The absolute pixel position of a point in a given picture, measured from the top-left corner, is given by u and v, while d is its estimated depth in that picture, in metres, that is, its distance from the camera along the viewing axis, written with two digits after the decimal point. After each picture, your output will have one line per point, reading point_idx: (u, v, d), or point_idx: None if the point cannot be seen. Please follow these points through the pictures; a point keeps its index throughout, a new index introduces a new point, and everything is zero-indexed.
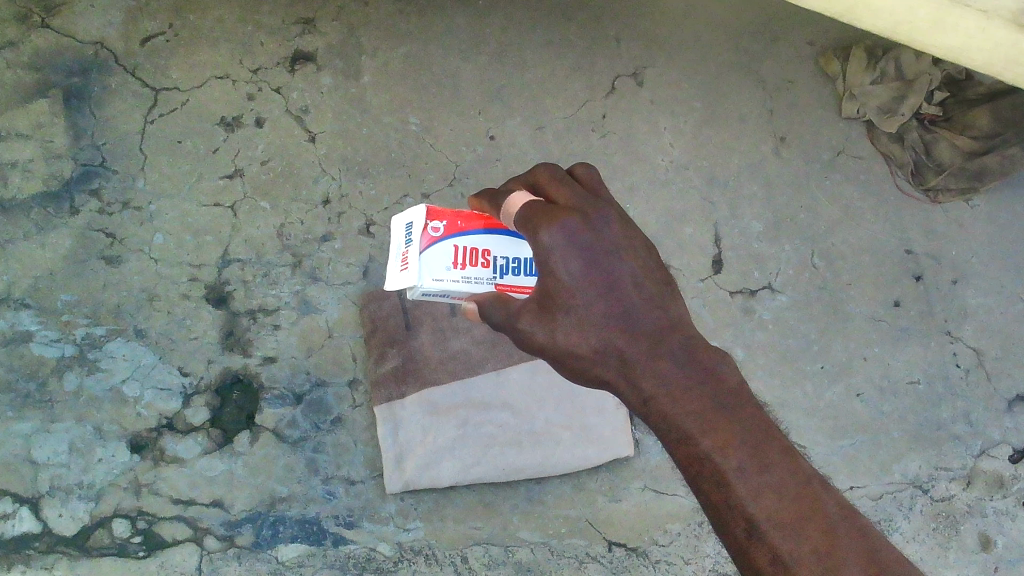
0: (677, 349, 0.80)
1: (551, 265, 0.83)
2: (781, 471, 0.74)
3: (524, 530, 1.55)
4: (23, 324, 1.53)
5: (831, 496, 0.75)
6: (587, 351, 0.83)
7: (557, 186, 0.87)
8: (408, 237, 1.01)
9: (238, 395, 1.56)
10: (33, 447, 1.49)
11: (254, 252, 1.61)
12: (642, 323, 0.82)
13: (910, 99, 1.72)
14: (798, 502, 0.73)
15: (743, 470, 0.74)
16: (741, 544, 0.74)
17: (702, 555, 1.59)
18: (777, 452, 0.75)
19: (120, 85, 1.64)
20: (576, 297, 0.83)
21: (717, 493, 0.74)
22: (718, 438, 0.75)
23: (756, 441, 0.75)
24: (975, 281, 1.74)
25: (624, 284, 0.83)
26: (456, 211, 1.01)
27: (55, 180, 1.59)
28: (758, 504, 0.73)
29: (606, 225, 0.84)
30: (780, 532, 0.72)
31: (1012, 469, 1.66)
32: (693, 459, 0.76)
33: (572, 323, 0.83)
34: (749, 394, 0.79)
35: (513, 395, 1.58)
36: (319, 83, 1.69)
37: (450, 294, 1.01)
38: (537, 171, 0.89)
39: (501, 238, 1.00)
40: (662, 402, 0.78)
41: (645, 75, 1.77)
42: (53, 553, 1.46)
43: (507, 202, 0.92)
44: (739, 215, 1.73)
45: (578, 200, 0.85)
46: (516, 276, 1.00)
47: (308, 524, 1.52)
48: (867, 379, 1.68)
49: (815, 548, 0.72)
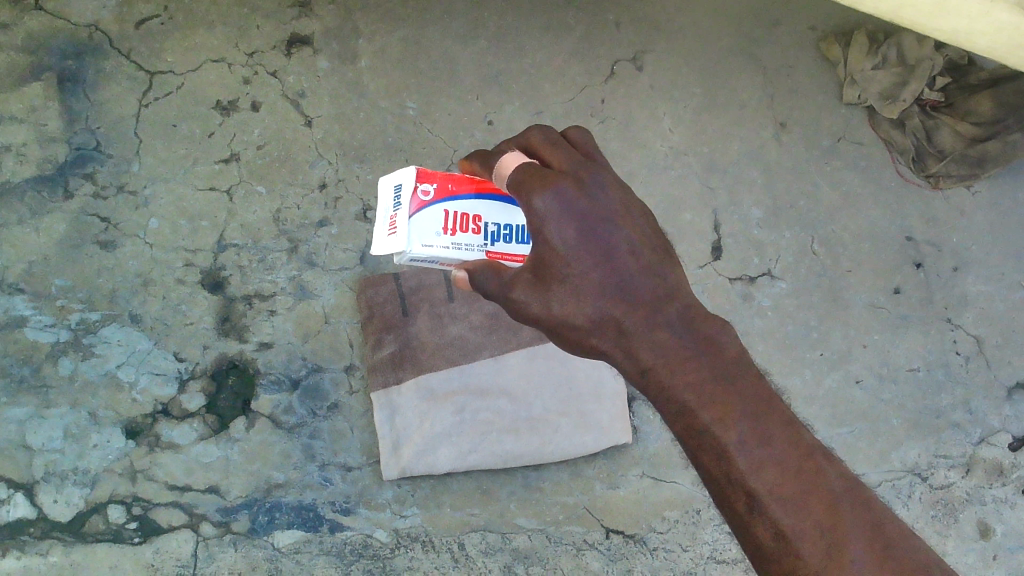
0: (675, 319, 0.80)
1: (544, 232, 0.82)
2: (783, 445, 0.73)
3: (521, 517, 1.54)
4: (17, 309, 1.53)
5: (835, 469, 0.74)
6: (583, 322, 0.82)
7: (551, 149, 0.87)
8: (396, 199, 0.99)
9: (233, 381, 1.54)
10: (28, 432, 1.49)
11: (250, 237, 1.60)
12: (640, 292, 0.81)
13: (912, 85, 1.69)
14: (801, 475, 0.72)
15: (745, 444, 0.72)
16: (742, 519, 0.72)
17: (701, 542, 1.58)
18: (779, 424, 0.74)
19: (115, 68, 1.62)
20: (571, 266, 0.82)
21: (717, 466, 0.73)
22: (718, 410, 0.74)
23: (757, 412, 0.74)
24: (976, 269, 1.73)
25: (621, 252, 0.82)
26: (446, 175, 1.00)
27: (49, 163, 1.58)
28: (761, 478, 0.71)
29: (599, 190, 0.84)
30: (782, 507, 0.71)
31: (1012, 456, 1.65)
32: (692, 432, 0.75)
33: (568, 293, 0.82)
34: (749, 365, 0.78)
35: (511, 381, 1.57)
36: (316, 66, 1.68)
37: (438, 261, 1.00)
38: (530, 135, 0.89)
39: (492, 204, 1.00)
40: (660, 372, 0.78)
41: (644, 60, 1.75)
42: (48, 538, 1.45)
43: (499, 164, 0.91)
44: (739, 202, 1.72)
45: (572, 163, 0.85)
46: (508, 244, 0.99)
47: (305, 511, 1.51)
48: (866, 366, 1.67)
49: (818, 522, 0.71)
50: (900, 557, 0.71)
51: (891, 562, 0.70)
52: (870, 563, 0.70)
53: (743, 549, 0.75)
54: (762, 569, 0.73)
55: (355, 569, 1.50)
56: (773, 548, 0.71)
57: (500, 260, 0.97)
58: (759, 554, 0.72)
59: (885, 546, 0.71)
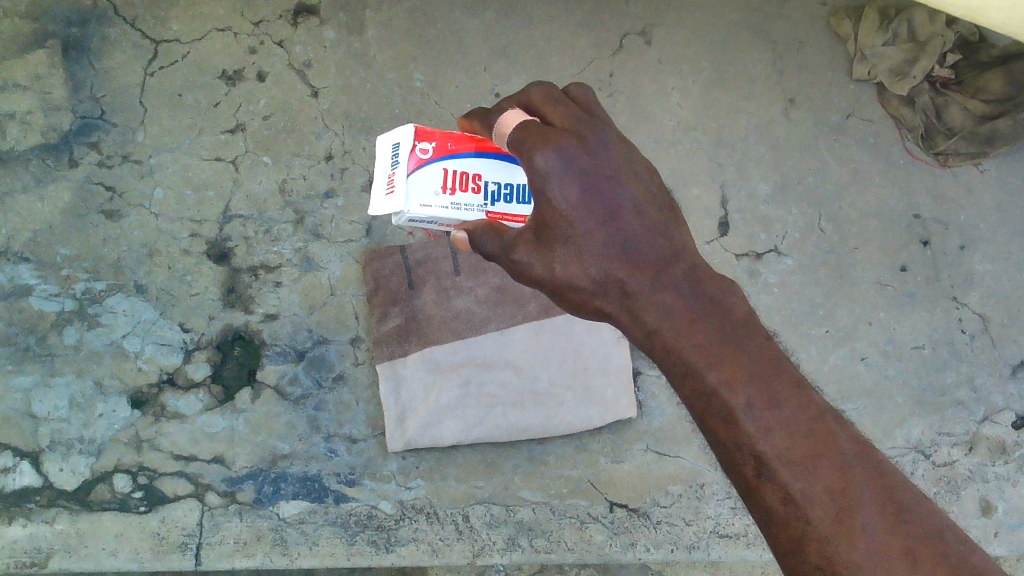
0: (682, 279, 0.80)
1: (547, 191, 0.83)
2: (792, 407, 0.72)
3: (525, 490, 1.54)
4: (22, 278, 1.52)
5: (845, 433, 0.73)
6: (587, 283, 0.82)
7: (552, 107, 0.88)
8: (395, 157, 1.00)
9: (239, 351, 1.54)
10: (33, 401, 1.49)
11: (255, 208, 1.59)
12: (644, 252, 0.81)
13: (922, 60, 1.68)
14: (810, 439, 0.71)
15: (753, 406, 0.72)
16: (750, 483, 0.72)
17: (704, 517, 1.58)
18: (787, 386, 0.73)
19: (120, 36, 1.61)
20: (575, 225, 0.82)
21: (724, 429, 0.73)
22: (726, 372, 0.73)
23: (765, 374, 0.73)
24: (983, 247, 1.73)
25: (624, 211, 0.83)
26: (446, 133, 1.00)
27: (53, 132, 1.57)
28: (770, 441, 0.71)
29: (603, 147, 0.85)
30: (790, 471, 0.70)
31: (1015, 435, 1.66)
32: (699, 394, 0.74)
33: (571, 254, 0.83)
34: (757, 326, 0.77)
35: (516, 354, 1.57)
36: (323, 36, 1.66)
37: (439, 221, 1.00)
38: (530, 93, 0.90)
39: (492, 163, 1.00)
40: (666, 334, 0.78)
41: (653, 33, 1.74)
42: (54, 507, 1.46)
43: (500, 121, 0.92)
44: (747, 178, 1.71)
45: (574, 121, 0.87)
46: (508, 205, 1.00)
47: (309, 482, 1.51)
48: (871, 344, 1.67)
49: (829, 486, 0.70)
50: (911, 522, 0.71)
51: (904, 526, 0.70)
52: (882, 527, 0.69)
53: (751, 515, 0.74)
54: (770, 536, 0.72)
55: (359, 540, 1.50)
56: (782, 514, 0.70)
57: (500, 221, 0.98)
58: (768, 521, 0.71)
59: (897, 510, 0.71)
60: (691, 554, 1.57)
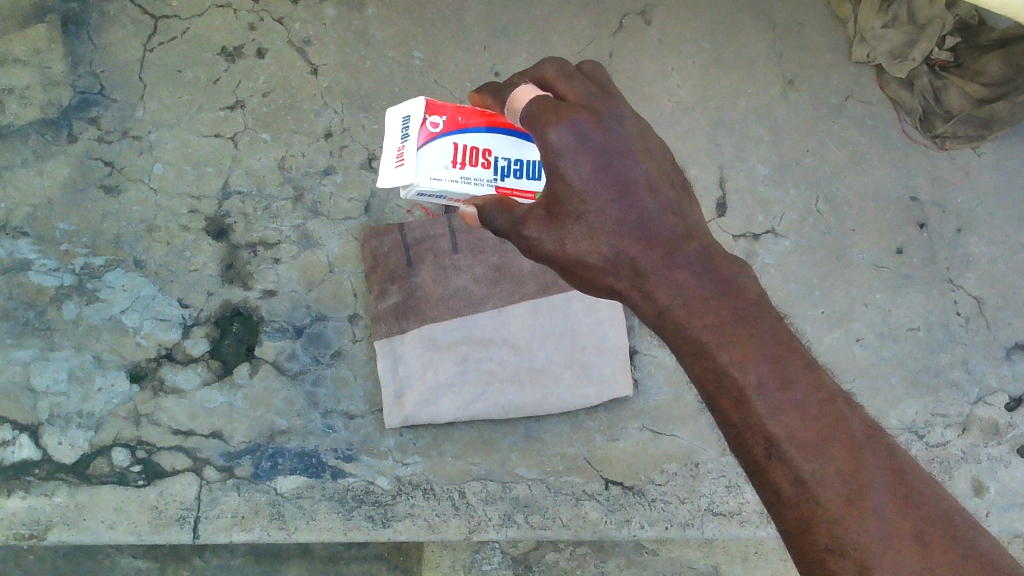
0: (694, 259, 0.80)
1: (560, 166, 0.83)
2: (804, 389, 0.73)
3: (521, 467, 1.56)
4: (21, 252, 1.53)
5: (856, 415, 0.74)
6: (598, 260, 0.83)
7: (566, 82, 0.89)
8: (405, 130, 1.00)
9: (238, 327, 1.55)
10: (32, 375, 1.50)
11: (254, 185, 1.59)
12: (657, 230, 0.82)
13: (923, 43, 1.65)
14: (822, 420, 0.72)
15: (764, 386, 0.72)
16: (760, 464, 0.72)
17: (699, 495, 1.59)
18: (799, 368, 0.74)
19: (119, 12, 1.61)
20: (587, 202, 0.83)
21: (736, 410, 0.73)
22: (738, 352, 0.74)
23: (778, 355, 0.74)
24: (980, 230, 1.73)
25: (638, 188, 0.83)
26: (457, 107, 1.01)
27: (53, 107, 1.57)
28: (781, 422, 0.72)
29: (618, 123, 0.85)
30: (801, 452, 0.71)
31: (1008, 416, 1.66)
32: (711, 374, 0.75)
33: (582, 231, 0.83)
34: (769, 308, 0.78)
35: (515, 333, 1.57)
36: (323, 14, 1.66)
37: (448, 195, 1.01)
38: (544, 69, 0.90)
39: (502, 138, 1.01)
40: (679, 313, 0.78)
41: (653, 13, 1.74)
42: (54, 480, 1.47)
43: (513, 96, 0.94)
44: (745, 158, 1.72)
45: (588, 96, 0.87)
46: (518, 179, 1.01)
47: (307, 457, 1.52)
48: (867, 325, 1.68)
49: (840, 468, 0.71)
50: (922, 505, 0.71)
51: (914, 509, 0.71)
52: (891, 509, 0.70)
53: (758, 495, 0.75)
54: (779, 516, 0.73)
55: (356, 514, 1.51)
56: (792, 495, 0.71)
57: (511, 195, 1.00)
58: (777, 502, 0.72)
59: (908, 493, 0.71)
60: (686, 531, 1.58)
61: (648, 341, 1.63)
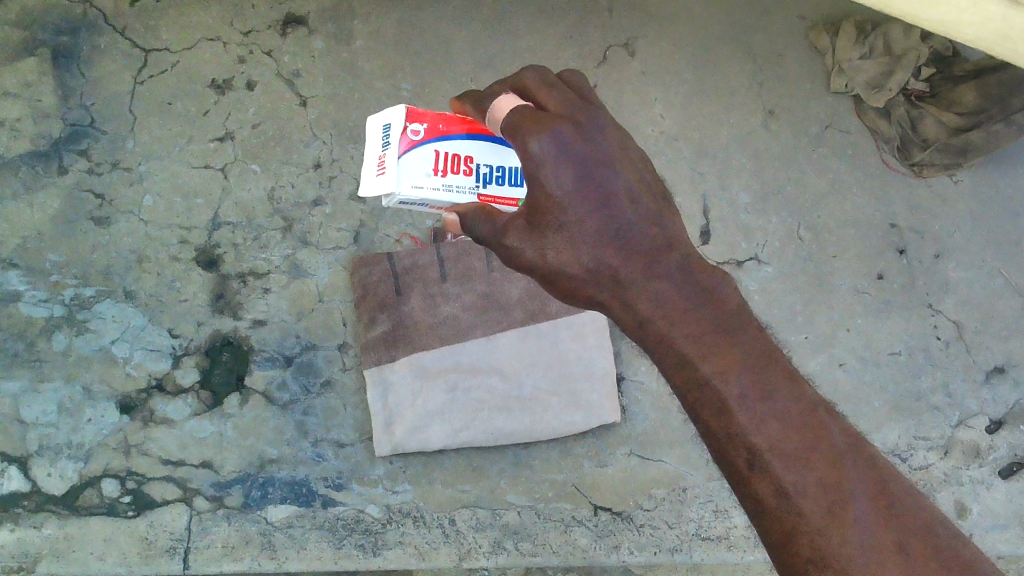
0: (675, 269, 0.81)
1: (541, 176, 0.82)
2: (784, 399, 0.75)
3: (511, 493, 1.57)
4: (10, 284, 1.54)
5: (837, 425, 0.76)
6: (579, 272, 0.83)
7: (546, 92, 0.89)
8: (385, 139, 1.01)
9: (227, 357, 1.56)
10: (21, 406, 1.50)
11: (244, 216, 1.61)
12: (640, 243, 0.82)
13: (897, 74, 1.70)
14: (802, 430, 0.74)
15: (744, 397, 0.74)
16: (742, 474, 0.74)
17: (686, 519, 1.60)
18: (780, 378, 0.76)
19: (110, 44, 1.63)
20: (569, 212, 0.82)
21: (717, 420, 0.75)
22: (719, 362, 0.76)
23: (757, 366, 0.76)
24: (957, 256, 1.77)
25: (620, 199, 0.83)
26: (437, 115, 1.03)
27: (43, 139, 1.58)
28: (762, 432, 0.73)
29: (599, 134, 0.86)
30: (782, 462, 0.73)
31: (989, 439, 1.69)
32: (693, 385, 0.77)
33: (564, 242, 0.83)
34: (749, 318, 0.79)
35: (503, 360, 1.59)
36: (312, 46, 1.69)
37: (429, 203, 1.02)
38: (523, 77, 0.92)
39: (483, 145, 1.03)
40: (659, 324, 0.79)
41: (636, 46, 1.78)
42: (42, 512, 1.47)
43: (492, 106, 0.93)
44: (728, 186, 1.75)
45: (568, 106, 0.88)
46: (500, 187, 1.03)
47: (297, 486, 1.53)
48: (850, 349, 1.71)
49: (822, 479, 0.73)
50: (903, 515, 0.74)
51: (895, 519, 0.73)
52: (873, 519, 0.72)
53: (740, 503, 0.77)
54: (763, 525, 0.75)
55: (347, 543, 1.52)
56: (774, 505, 0.73)
57: (491, 202, 1.00)
58: (760, 512, 0.74)
59: (889, 503, 0.74)
60: (674, 556, 1.59)
61: (634, 367, 1.65)
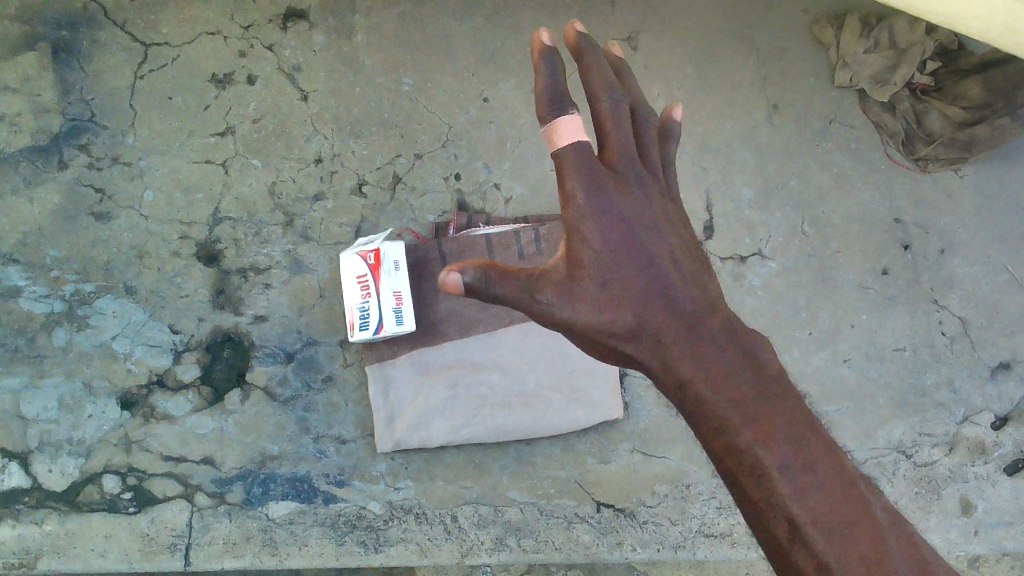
0: (718, 333, 0.76)
1: (581, 231, 0.82)
2: (828, 470, 0.68)
3: (513, 490, 1.56)
4: (11, 279, 1.54)
5: (876, 499, 0.69)
6: (619, 329, 0.80)
7: (613, 131, 0.84)
8: None
9: (229, 352, 1.56)
10: (22, 403, 1.51)
11: (244, 211, 1.60)
12: (682, 303, 0.78)
13: (902, 68, 1.69)
14: (846, 502, 0.67)
15: (788, 467, 0.67)
16: (782, 545, 0.67)
17: (690, 516, 1.59)
18: (821, 447, 0.69)
19: (109, 39, 1.61)
20: (609, 269, 0.81)
21: (756, 487, 0.68)
22: (760, 430, 0.69)
23: (803, 437, 0.69)
24: (962, 251, 1.75)
25: (662, 259, 0.80)
26: None
27: (43, 134, 1.58)
28: (805, 503, 0.66)
29: (643, 194, 0.83)
30: (825, 537, 0.65)
31: (994, 435, 1.69)
32: (730, 449, 0.70)
33: (602, 298, 0.80)
34: (791, 385, 0.74)
35: (506, 357, 1.57)
36: (312, 40, 1.66)
37: None
38: (598, 104, 0.84)
39: None
40: (700, 385, 0.73)
41: (638, 40, 1.76)
42: (43, 508, 1.48)
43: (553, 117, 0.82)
44: (731, 182, 1.74)
45: (625, 156, 0.84)
46: None
47: (298, 483, 1.53)
48: (853, 345, 1.71)
49: (864, 555, 0.65)
50: None
51: None
52: None
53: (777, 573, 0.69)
54: None
55: (349, 540, 1.52)
56: None
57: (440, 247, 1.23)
58: None
59: None
60: (677, 553, 1.58)
61: None
